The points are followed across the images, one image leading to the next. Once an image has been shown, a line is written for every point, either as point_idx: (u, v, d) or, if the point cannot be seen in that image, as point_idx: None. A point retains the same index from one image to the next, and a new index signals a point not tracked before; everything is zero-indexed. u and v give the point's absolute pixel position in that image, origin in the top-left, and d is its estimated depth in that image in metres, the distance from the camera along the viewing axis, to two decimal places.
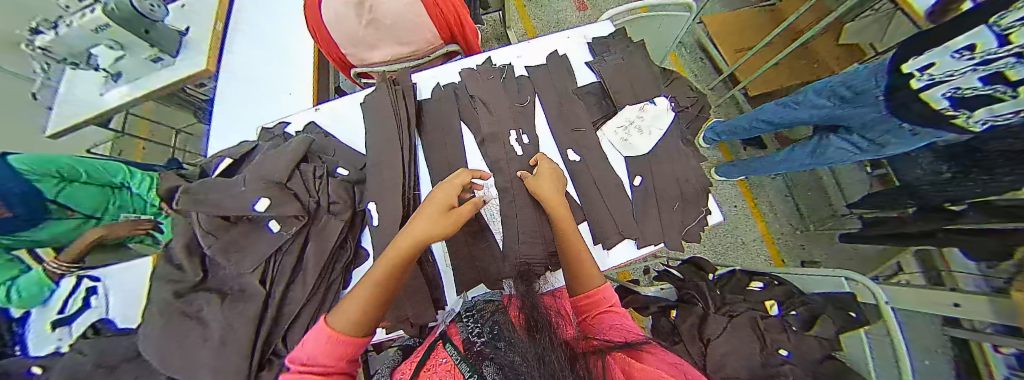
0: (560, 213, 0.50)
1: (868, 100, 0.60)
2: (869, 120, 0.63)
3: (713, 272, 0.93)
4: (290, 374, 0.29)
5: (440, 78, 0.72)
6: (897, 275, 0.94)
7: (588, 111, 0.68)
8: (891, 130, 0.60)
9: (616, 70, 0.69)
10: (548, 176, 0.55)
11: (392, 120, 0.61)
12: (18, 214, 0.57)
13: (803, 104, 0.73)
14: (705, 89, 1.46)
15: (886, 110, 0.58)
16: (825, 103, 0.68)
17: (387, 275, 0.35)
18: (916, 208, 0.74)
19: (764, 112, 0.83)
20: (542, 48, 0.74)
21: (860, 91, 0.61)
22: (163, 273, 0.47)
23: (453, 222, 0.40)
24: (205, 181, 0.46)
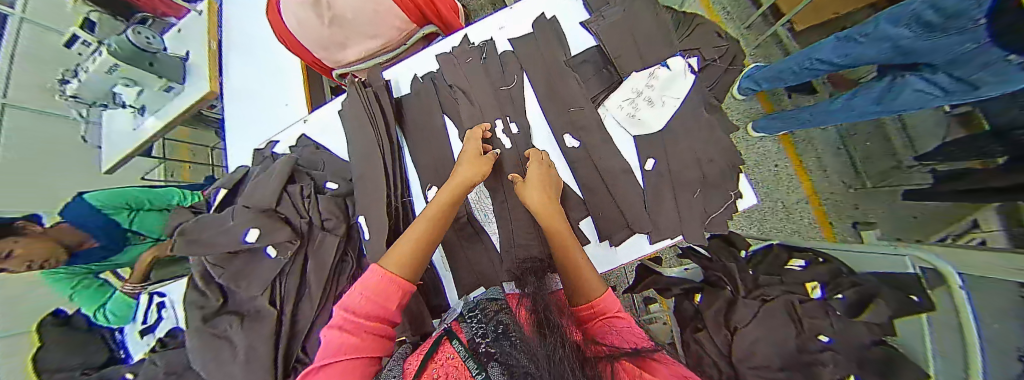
0: (556, 225, 0.47)
1: (965, 25, 0.41)
2: (960, 54, 0.45)
3: (746, 249, 0.84)
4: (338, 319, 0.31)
5: (417, 69, 0.65)
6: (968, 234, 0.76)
7: (586, 85, 0.58)
8: (992, 64, 0.41)
9: (617, 27, 0.56)
10: (537, 180, 0.50)
11: (369, 125, 0.57)
12: (103, 244, 0.67)
13: (871, 36, 0.55)
14: (740, 29, 1.21)
15: (989, 38, 0.40)
16: (902, 34, 0.49)
17: (438, 212, 0.44)
18: (1007, 158, 0.61)
19: (819, 50, 0.67)
20: (527, 13, 0.63)
21: (952, 11, 0.41)
22: (193, 299, 0.52)
23: (483, 164, 0.49)
24: (202, 220, 0.48)
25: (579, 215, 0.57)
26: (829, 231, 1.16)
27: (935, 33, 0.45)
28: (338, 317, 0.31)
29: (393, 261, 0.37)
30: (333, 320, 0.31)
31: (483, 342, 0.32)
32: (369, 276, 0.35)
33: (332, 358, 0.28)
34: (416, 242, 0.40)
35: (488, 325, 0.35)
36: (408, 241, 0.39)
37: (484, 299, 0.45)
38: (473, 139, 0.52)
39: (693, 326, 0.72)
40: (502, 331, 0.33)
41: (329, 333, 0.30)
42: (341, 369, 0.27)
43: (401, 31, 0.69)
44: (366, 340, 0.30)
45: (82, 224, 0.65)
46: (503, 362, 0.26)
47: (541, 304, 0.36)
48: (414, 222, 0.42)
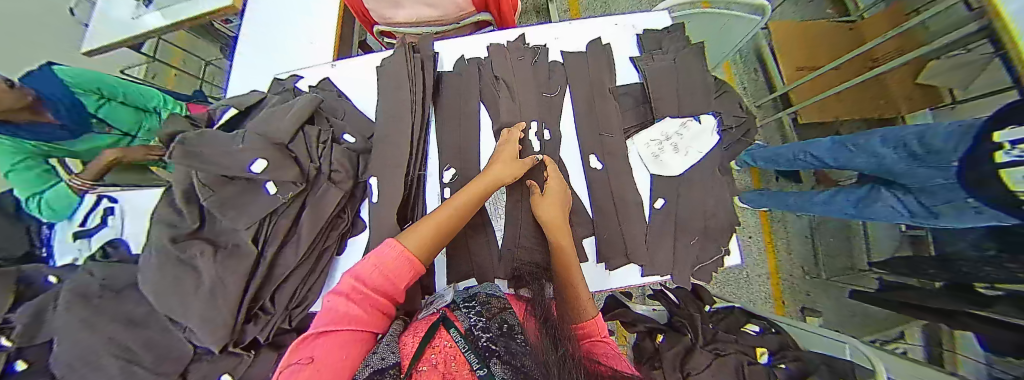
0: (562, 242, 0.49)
1: (942, 162, 0.48)
2: (931, 185, 0.52)
3: (711, 305, 0.91)
4: (345, 285, 0.35)
5: (466, 51, 0.65)
6: (895, 342, 0.85)
7: (623, 115, 0.61)
8: (952, 201, 0.50)
9: (665, 72, 0.60)
10: (556, 194, 0.51)
11: (406, 90, 0.55)
12: (63, 123, 0.62)
13: (861, 148, 0.60)
14: (750, 106, 1.30)
15: (957, 180, 0.47)
16: (888, 154, 0.55)
17: (464, 203, 0.47)
18: (943, 282, 0.70)
19: (814, 145, 0.72)
20: (584, 32, 0.65)
21: (935, 148, 0.48)
22: (165, 216, 0.47)
23: (518, 167, 0.51)
24: (204, 134, 0.44)
25: (584, 232, 0.58)
26: (780, 304, 1.26)
27: (915, 161, 0.52)
28: (349, 285, 0.34)
29: (411, 242, 0.41)
30: (341, 287, 0.35)
31: (482, 337, 0.33)
32: (383, 253, 0.38)
33: (338, 321, 0.31)
34: (435, 231, 0.43)
35: (488, 323, 0.36)
36: (427, 227, 0.43)
37: (482, 293, 0.46)
38: (510, 139, 0.53)
39: (650, 363, 0.73)
40: (504, 331, 0.34)
41: (336, 298, 0.33)
42: (346, 335, 0.30)
43: (458, 10, 0.70)
44: (370, 313, 0.34)
45: (49, 97, 0.60)
46: (507, 361, 0.27)
47: (543, 312, 0.38)
48: (435, 211, 0.45)
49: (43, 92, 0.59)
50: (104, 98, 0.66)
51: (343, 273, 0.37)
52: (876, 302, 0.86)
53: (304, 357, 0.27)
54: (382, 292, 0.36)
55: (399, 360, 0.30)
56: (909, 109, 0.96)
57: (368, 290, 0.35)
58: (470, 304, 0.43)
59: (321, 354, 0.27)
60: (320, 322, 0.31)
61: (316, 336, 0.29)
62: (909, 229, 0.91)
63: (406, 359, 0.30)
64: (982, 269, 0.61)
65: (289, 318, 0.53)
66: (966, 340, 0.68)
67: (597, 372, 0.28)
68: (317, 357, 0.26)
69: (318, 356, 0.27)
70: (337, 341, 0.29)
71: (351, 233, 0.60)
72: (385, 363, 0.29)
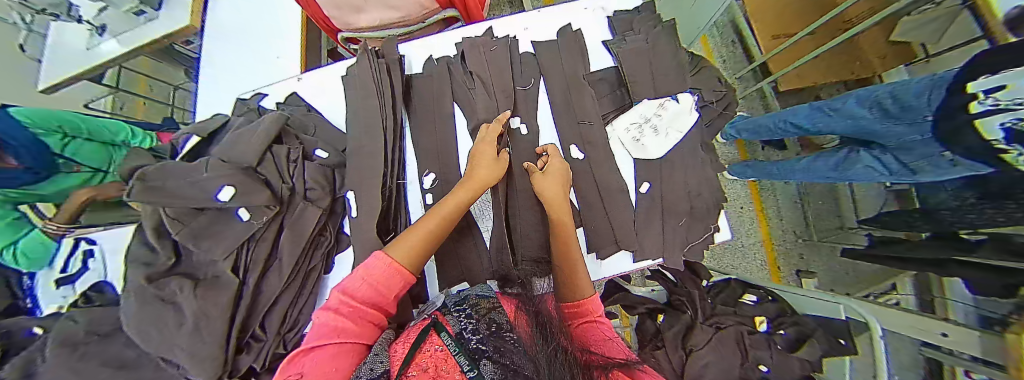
0: (562, 219, 0.50)
1: (915, 118, 0.48)
2: (907, 142, 0.52)
3: (708, 279, 0.87)
4: (334, 299, 0.34)
5: (434, 51, 0.63)
6: (889, 294, 0.86)
7: (599, 101, 0.60)
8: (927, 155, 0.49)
9: (638, 54, 0.58)
10: (556, 175, 0.52)
11: (375, 98, 0.54)
12: (29, 167, 0.55)
13: (840, 112, 0.59)
14: (732, 78, 1.30)
15: (931, 134, 0.48)
16: (864, 115, 0.55)
17: (454, 209, 0.45)
18: (931, 233, 0.71)
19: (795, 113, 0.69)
20: (553, 20, 0.63)
21: (908, 104, 0.48)
22: (140, 255, 0.45)
23: (501, 166, 0.50)
24: (164, 166, 0.41)
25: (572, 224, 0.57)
26: (776, 271, 1.27)
27: (889, 120, 0.52)
28: (337, 300, 0.34)
29: (397, 253, 0.40)
30: (330, 302, 0.34)
31: (471, 340, 0.33)
32: (370, 266, 0.38)
33: (328, 334, 0.31)
34: (420, 242, 0.42)
35: (478, 324, 0.36)
36: (415, 237, 0.42)
37: (472, 295, 0.46)
38: (489, 139, 0.52)
39: (653, 344, 0.75)
40: (495, 330, 0.34)
41: (325, 314, 0.33)
42: (335, 347, 0.30)
43: (423, 9, 0.68)
44: (361, 326, 0.34)
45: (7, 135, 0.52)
46: (496, 361, 0.27)
47: (535, 306, 0.38)
48: (423, 218, 0.44)
49: (9, 135, 0.52)
50: (70, 136, 0.61)
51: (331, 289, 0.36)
52: (869, 260, 0.87)
53: (293, 374, 0.27)
54: (374, 304, 0.36)
55: (388, 367, 0.30)
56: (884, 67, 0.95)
57: (358, 303, 0.34)
58: (461, 307, 0.43)
59: (310, 369, 0.27)
60: (311, 337, 0.31)
61: (305, 352, 0.29)
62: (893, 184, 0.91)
63: (395, 363, 0.30)
64: (961, 219, 0.63)
65: (282, 343, 0.52)
66: (955, 285, 0.69)
67: (590, 359, 0.28)
68: (305, 372, 0.26)
69: (306, 370, 0.27)
70: (325, 354, 0.29)
71: (337, 249, 0.59)
72: (375, 371, 0.28)
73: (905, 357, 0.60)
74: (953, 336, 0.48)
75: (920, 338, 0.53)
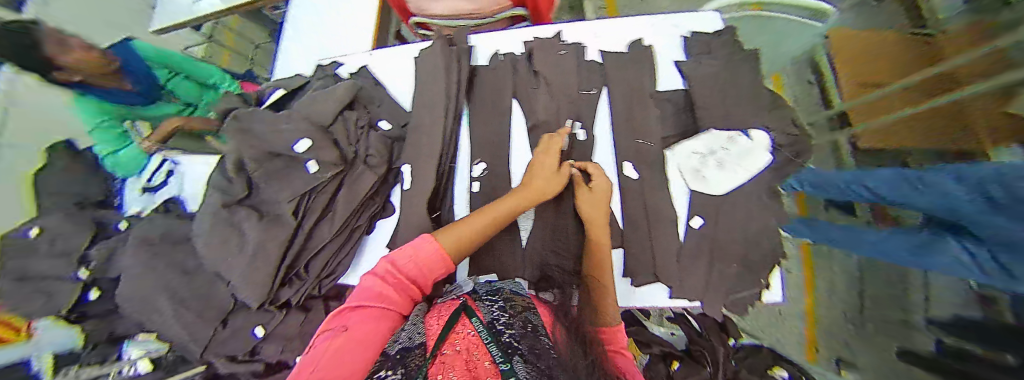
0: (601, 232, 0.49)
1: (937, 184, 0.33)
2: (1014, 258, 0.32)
3: (737, 339, 0.82)
4: (382, 267, 0.36)
5: (501, 46, 0.64)
6: None
7: (664, 122, 0.57)
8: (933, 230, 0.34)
9: (713, 80, 0.55)
10: (603, 195, 0.50)
11: (442, 83, 0.55)
12: (139, 91, 0.64)
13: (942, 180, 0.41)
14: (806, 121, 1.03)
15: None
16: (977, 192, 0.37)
17: (508, 212, 0.45)
18: None
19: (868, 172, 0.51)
20: (626, 31, 0.62)
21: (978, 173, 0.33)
22: (213, 187, 0.49)
23: (561, 181, 0.49)
24: (255, 112, 0.48)
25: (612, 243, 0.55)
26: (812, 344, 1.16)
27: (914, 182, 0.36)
28: (385, 268, 0.36)
29: (447, 240, 0.40)
30: (378, 268, 0.37)
31: (504, 333, 0.35)
32: (417, 244, 0.39)
33: (373, 297, 0.33)
34: (464, 237, 0.41)
35: (513, 320, 0.38)
36: (467, 229, 0.42)
37: (506, 289, 0.47)
38: (552, 151, 0.51)
39: None
40: (524, 333, 0.34)
41: (372, 278, 0.35)
42: (377, 311, 0.33)
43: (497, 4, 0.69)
44: (401, 298, 0.35)
45: (127, 60, 0.62)
46: (529, 366, 0.28)
47: (567, 320, 0.38)
48: (473, 214, 0.44)
49: (128, 60, 0.62)
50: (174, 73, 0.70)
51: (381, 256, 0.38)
52: None
53: (339, 326, 0.31)
54: (416, 281, 0.37)
55: (424, 342, 0.33)
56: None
57: (402, 277, 0.36)
58: (495, 297, 0.45)
59: (353, 327, 0.30)
60: (359, 294, 0.34)
61: (352, 309, 0.33)
62: None
63: (431, 341, 0.33)
64: None
65: (318, 286, 0.56)
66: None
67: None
68: (349, 328, 0.30)
69: (350, 327, 0.30)
70: (368, 316, 0.32)
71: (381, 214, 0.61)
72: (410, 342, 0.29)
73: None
74: None
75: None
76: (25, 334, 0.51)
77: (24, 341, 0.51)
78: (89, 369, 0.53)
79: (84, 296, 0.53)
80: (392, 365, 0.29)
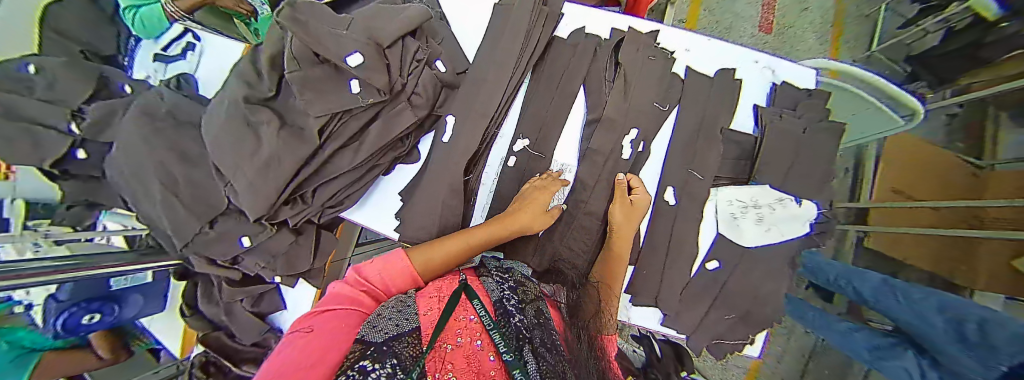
0: (622, 249, 0.49)
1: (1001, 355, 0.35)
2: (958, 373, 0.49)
3: (690, 373, 0.88)
4: (352, 278, 0.37)
5: (589, 24, 0.59)
6: None
7: (722, 161, 0.54)
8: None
9: (788, 139, 0.53)
10: (641, 212, 0.50)
11: (519, 42, 0.51)
12: None
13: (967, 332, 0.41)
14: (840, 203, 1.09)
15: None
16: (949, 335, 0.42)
17: (484, 240, 0.46)
18: None
19: (862, 278, 0.63)
20: (721, 56, 0.58)
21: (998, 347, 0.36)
22: (248, 71, 0.45)
23: (545, 222, 0.49)
24: (313, 3, 0.41)
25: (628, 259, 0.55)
26: None
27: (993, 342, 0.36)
28: (359, 279, 0.38)
29: (418, 260, 0.42)
30: (347, 276, 0.38)
31: (512, 318, 0.34)
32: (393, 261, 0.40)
33: (344, 300, 0.34)
34: (444, 258, 0.44)
35: (523, 308, 0.37)
36: (438, 249, 0.44)
37: (517, 272, 0.47)
38: (546, 187, 0.49)
39: None
40: (528, 326, 0.34)
41: (340, 285, 0.36)
42: (347, 312, 0.33)
43: None
44: (372, 300, 0.36)
45: None
46: (539, 363, 0.27)
47: (577, 325, 0.37)
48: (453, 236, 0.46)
49: None
50: None
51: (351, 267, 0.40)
52: None
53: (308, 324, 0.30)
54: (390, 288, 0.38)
55: (417, 329, 0.29)
56: (983, 287, 0.79)
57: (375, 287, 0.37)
58: (502, 280, 0.44)
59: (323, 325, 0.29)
60: (334, 300, 0.35)
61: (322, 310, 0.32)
62: None
63: (427, 327, 0.30)
64: None
65: (320, 214, 0.55)
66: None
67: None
68: (315, 328, 0.29)
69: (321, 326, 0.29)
70: (341, 315, 0.32)
71: (405, 159, 0.58)
72: (400, 329, 0.28)
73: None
74: None
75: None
76: (4, 173, 0.59)
77: (3, 180, 0.59)
78: (62, 228, 0.64)
79: (72, 153, 0.48)
80: (377, 352, 0.23)
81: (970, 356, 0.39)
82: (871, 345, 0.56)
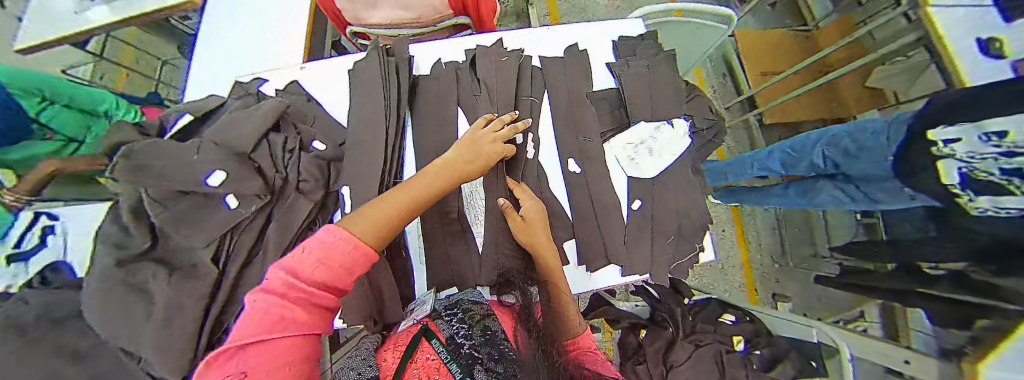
0: (533, 238, 0.49)
1: (874, 154, 0.56)
2: (869, 174, 0.59)
3: (690, 297, 0.96)
4: (278, 283, 0.22)
5: (442, 55, 0.64)
6: (857, 322, 0.95)
7: (600, 119, 0.61)
8: (890, 189, 0.57)
9: (639, 80, 0.61)
10: (537, 221, 0.50)
11: (381, 95, 0.54)
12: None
13: (851, 155, 0.60)
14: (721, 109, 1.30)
15: (892, 173, 0.55)
16: (835, 159, 0.62)
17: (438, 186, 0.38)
18: (895, 266, 0.77)
19: (758, 156, 0.76)
20: (561, 38, 0.66)
21: (866, 145, 0.57)
22: (112, 235, 0.42)
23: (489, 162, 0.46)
24: (153, 143, 0.40)
25: (565, 235, 0.58)
26: (754, 296, 1.37)
27: (860, 150, 0.58)
28: (281, 284, 0.22)
29: (363, 228, 0.29)
30: (268, 282, 0.22)
31: (463, 346, 0.37)
32: (332, 244, 0.25)
33: (271, 326, 0.20)
34: (399, 213, 0.33)
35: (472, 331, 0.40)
36: (389, 205, 0.33)
37: (465, 300, 0.49)
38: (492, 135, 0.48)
39: (634, 358, 0.79)
40: (488, 337, 0.38)
41: (263, 298, 0.21)
42: (285, 345, 0.20)
43: (436, 12, 0.68)
44: (313, 314, 0.23)
45: None
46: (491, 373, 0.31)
47: (525, 316, 0.40)
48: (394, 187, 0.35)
49: None
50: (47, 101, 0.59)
51: (275, 263, 0.24)
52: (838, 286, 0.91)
53: (230, 375, 0.17)
54: (339, 285, 0.25)
55: None
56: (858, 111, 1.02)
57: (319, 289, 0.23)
58: (452, 313, 0.45)
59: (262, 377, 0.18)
60: (245, 330, 0.20)
61: (242, 352, 0.18)
62: (864, 217, 1.00)
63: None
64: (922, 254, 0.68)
65: None
66: (917, 317, 0.76)
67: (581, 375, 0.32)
68: None
69: (259, 376, 0.18)
70: (281, 353, 0.20)
71: None
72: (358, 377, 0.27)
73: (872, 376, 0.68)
74: (914, 363, 0.53)
75: (886, 364, 0.58)
76: None
77: None
78: None
79: None
80: None
81: (864, 163, 0.58)
82: (798, 194, 0.74)
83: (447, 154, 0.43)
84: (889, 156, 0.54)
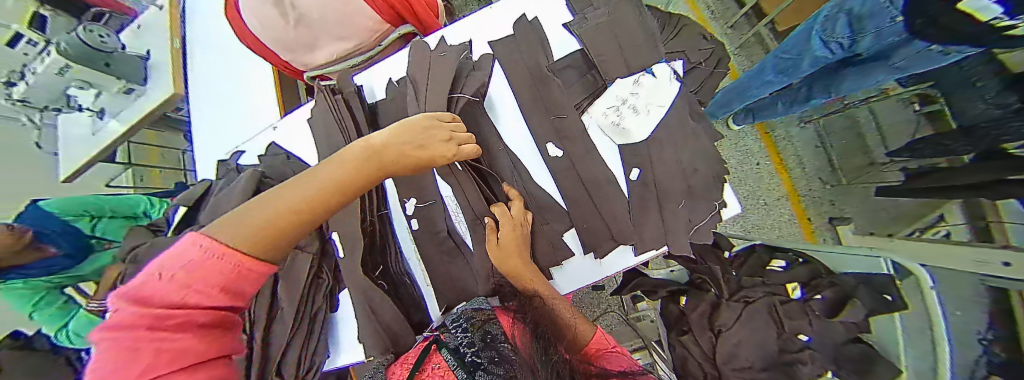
0: (512, 263, 0.50)
1: (881, 23, 0.48)
2: (887, 44, 0.51)
3: (730, 249, 0.87)
4: (136, 313, 0.22)
5: (392, 73, 0.63)
6: (935, 226, 0.80)
7: (569, 91, 0.55)
8: (918, 52, 0.49)
9: (602, 30, 0.53)
10: (511, 245, 0.51)
11: (341, 137, 0.55)
12: (66, 251, 0.53)
13: (862, 32, 0.51)
14: (724, 29, 1.21)
15: (907, 33, 0.47)
16: (827, 54, 0.58)
17: (340, 180, 0.33)
18: (974, 154, 0.63)
19: (765, 69, 0.75)
20: (507, 13, 0.60)
21: (866, 13, 0.48)
22: None
23: (409, 160, 0.37)
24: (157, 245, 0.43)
25: (562, 227, 0.57)
26: (809, 228, 1.26)
27: (859, 26, 0.50)
28: (141, 317, 0.22)
29: (233, 238, 0.27)
30: (120, 315, 0.22)
31: (465, 354, 0.36)
32: (213, 266, 0.25)
33: (140, 363, 0.21)
34: (277, 213, 0.29)
35: (472, 335, 0.39)
36: (270, 208, 0.29)
37: (468, 309, 0.46)
38: (428, 130, 0.39)
39: (678, 328, 0.76)
40: (488, 342, 0.37)
41: (119, 335, 0.21)
42: (165, 378, 0.21)
43: (373, 32, 0.68)
44: (190, 338, 0.24)
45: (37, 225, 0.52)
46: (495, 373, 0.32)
47: (524, 316, 0.40)
48: (286, 187, 0.31)
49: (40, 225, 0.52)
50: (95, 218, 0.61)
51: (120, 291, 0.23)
52: (898, 195, 0.83)
53: None
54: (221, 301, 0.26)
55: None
56: None
57: (194, 311, 0.24)
58: (457, 322, 0.43)
59: None
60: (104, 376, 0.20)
61: None
62: (922, 105, 0.79)
63: None
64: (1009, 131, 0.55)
65: None
66: (1011, 206, 0.62)
67: (583, 369, 0.32)
68: None
69: None
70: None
71: (337, 289, 0.60)
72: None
73: (965, 291, 0.55)
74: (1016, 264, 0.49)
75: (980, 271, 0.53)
76: None
77: None
78: None
79: None
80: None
81: (868, 42, 0.52)
82: (822, 88, 0.70)
83: (381, 142, 0.36)
84: (897, 16, 0.45)
